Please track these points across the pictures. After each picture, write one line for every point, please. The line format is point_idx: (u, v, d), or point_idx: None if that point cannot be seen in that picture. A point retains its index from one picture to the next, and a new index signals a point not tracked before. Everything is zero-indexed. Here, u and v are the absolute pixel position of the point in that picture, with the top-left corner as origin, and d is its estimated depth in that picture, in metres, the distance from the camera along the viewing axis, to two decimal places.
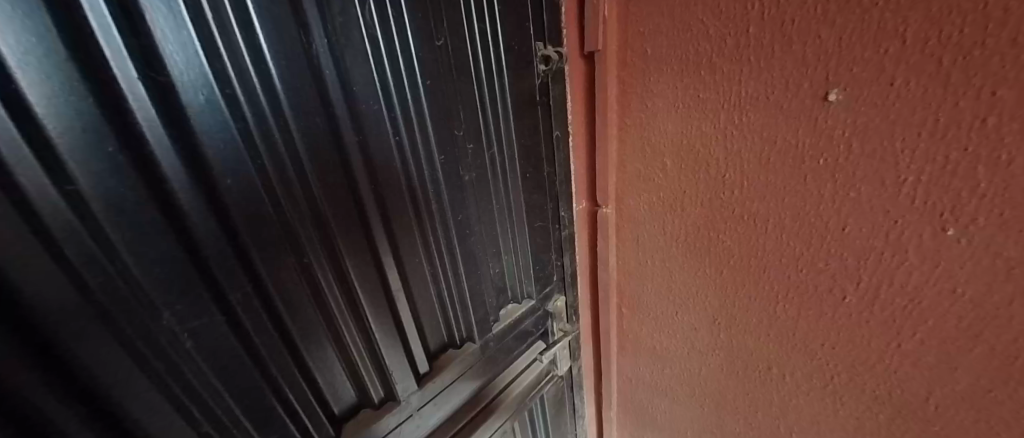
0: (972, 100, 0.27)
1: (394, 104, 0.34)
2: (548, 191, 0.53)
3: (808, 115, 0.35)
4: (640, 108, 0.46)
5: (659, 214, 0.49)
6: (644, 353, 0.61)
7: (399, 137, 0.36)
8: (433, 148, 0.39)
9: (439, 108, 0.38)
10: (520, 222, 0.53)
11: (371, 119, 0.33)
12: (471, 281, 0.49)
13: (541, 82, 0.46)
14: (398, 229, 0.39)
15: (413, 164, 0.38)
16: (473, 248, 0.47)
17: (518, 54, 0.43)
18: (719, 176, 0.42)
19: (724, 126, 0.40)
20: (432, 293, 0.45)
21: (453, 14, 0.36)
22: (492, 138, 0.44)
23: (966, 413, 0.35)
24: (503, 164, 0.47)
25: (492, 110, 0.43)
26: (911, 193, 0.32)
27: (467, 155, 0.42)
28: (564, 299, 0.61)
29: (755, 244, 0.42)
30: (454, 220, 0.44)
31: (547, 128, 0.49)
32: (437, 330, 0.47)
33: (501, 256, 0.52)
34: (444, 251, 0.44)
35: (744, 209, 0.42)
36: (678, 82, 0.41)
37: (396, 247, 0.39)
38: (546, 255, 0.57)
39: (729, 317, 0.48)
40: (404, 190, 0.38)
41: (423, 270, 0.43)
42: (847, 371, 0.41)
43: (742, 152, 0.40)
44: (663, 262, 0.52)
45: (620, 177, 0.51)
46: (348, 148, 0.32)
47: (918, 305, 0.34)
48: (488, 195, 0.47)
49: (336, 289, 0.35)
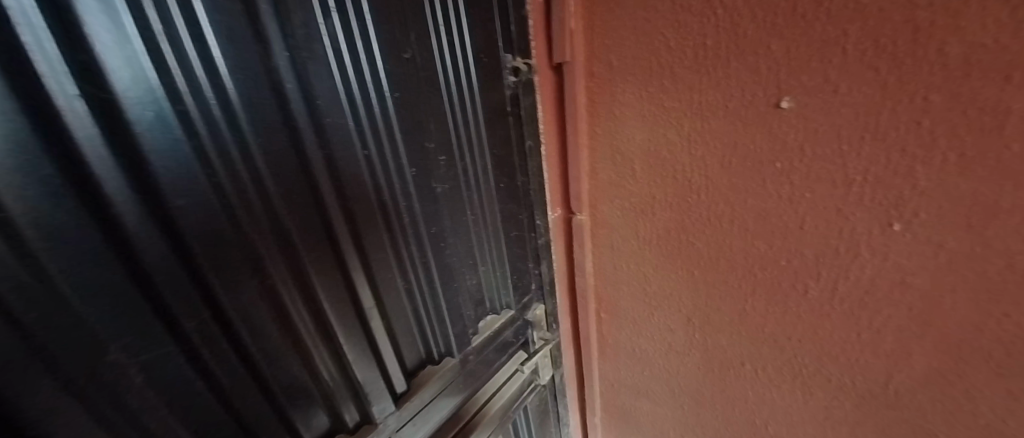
0: (907, 105, 0.30)
1: (363, 118, 0.34)
2: (523, 201, 0.53)
3: (763, 121, 0.37)
4: (608, 117, 0.47)
5: (632, 219, 0.50)
6: (623, 356, 0.61)
7: (368, 151, 0.35)
8: (403, 160, 0.38)
9: (410, 120, 0.38)
10: (496, 233, 0.52)
11: (338, 133, 0.32)
12: (447, 294, 0.48)
13: (512, 92, 0.47)
14: (369, 244, 0.38)
15: (384, 178, 0.37)
16: (449, 261, 0.47)
17: (487, 66, 0.44)
18: (685, 181, 0.44)
19: (688, 133, 0.42)
20: (409, 308, 0.44)
21: (423, 27, 0.36)
22: (465, 149, 0.44)
23: (923, 397, 0.37)
24: (476, 175, 0.47)
25: (464, 121, 0.43)
26: (859, 192, 0.34)
27: (439, 167, 0.42)
28: (543, 307, 0.62)
29: (723, 245, 0.44)
30: (428, 233, 0.43)
31: (519, 138, 0.50)
32: (414, 347, 0.46)
33: (477, 268, 0.51)
34: (418, 264, 0.43)
35: (710, 212, 0.43)
36: (643, 92, 0.43)
37: (368, 263, 0.38)
38: (524, 263, 0.57)
39: (703, 317, 0.49)
40: (374, 205, 0.37)
41: (397, 285, 0.42)
42: (813, 363, 0.42)
43: (705, 158, 0.41)
44: (637, 266, 0.53)
45: (592, 184, 0.52)
46: (314, 163, 0.31)
47: (873, 297, 0.36)
48: (463, 207, 0.46)
49: (303, 310, 0.34)
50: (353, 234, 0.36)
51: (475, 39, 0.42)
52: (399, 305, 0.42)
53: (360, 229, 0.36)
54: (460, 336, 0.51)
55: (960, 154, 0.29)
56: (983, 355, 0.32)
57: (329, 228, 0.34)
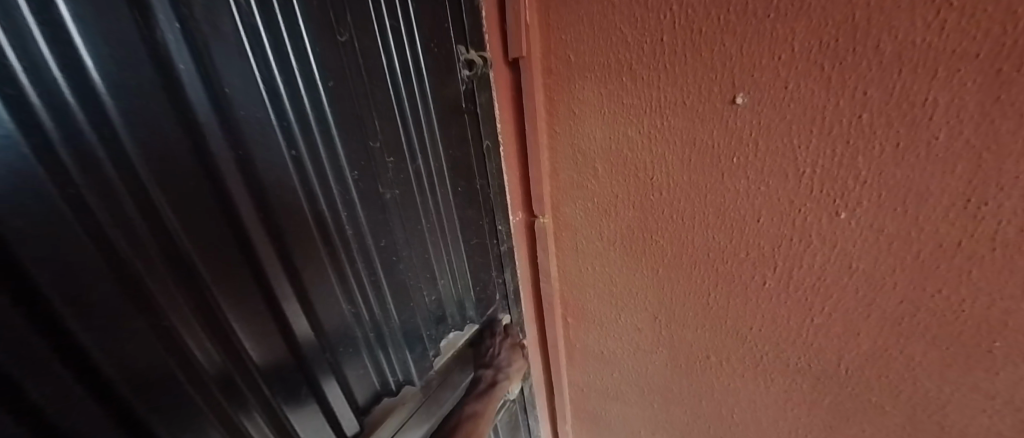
0: (849, 100, 0.31)
1: (287, 111, 0.28)
2: (483, 205, 0.50)
3: (719, 117, 0.37)
4: (567, 115, 0.44)
5: (595, 220, 0.48)
6: (592, 360, 0.58)
7: (296, 151, 0.29)
8: (343, 163, 0.32)
9: (351, 117, 0.32)
10: (455, 241, 0.48)
11: (256, 129, 0.26)
12: (402, 315, 0.42)
13: (466, 88, 0.44)
14: (302, 265, 0.31)
15: (320, 185, 0.31)
16: (403, 276, 0.42)
17: (438, 57, 0.40)
18: (647, 179, 0.43)
19: (649, 130, 0.41)
20: (358, 337, 0.38)
21: (359, 10, 0.31)
22: (418, 150, 0.40)
23: (870, 373, 0.39)
24: (430, 178, 0.42)
25: (415, 121, 0.39)
26: (809, 183, 0.35)
27: (387, 170, 0.37)
28: (509, 318, 0.59)
29: (685, 242, 0.43)
30: (377, 246, 0.38)
31: (476, 137, 0.46)
32: (366, 379, 0.39)
33: (436, 281, 0.47)
34: (364, 284, 0.37)
35: (672, 209, 0.42)
36: (603, 89, 0.41)
37: (302, 289, 0.32)
38: (487, 273, 0.54)
39: (669, 314, 0.48)
40: (307, 220, 0.31)
41: (340, 310, 0.35)
42: (773, 350, 0.43)
43: (666, 154, 0.41)
44: (603, 267, 0.50)
45: (553, 185, 0.48)
46: (224, 167, 0.25)
47: (824, 281, 0.38)
48: (417, 213, 0.41)
49: (214, 357, 0.27)
50: (279, 255, 0.30)
51: (423, 30, 0.38)
52: (346, 335, 0.36)
53: (289, 249, 0.30)
54: (418, 363, 0.46)
55: (895, 145, 0.31)
56: (919, 328, 0.35)
57: (246, 250, 0.27)
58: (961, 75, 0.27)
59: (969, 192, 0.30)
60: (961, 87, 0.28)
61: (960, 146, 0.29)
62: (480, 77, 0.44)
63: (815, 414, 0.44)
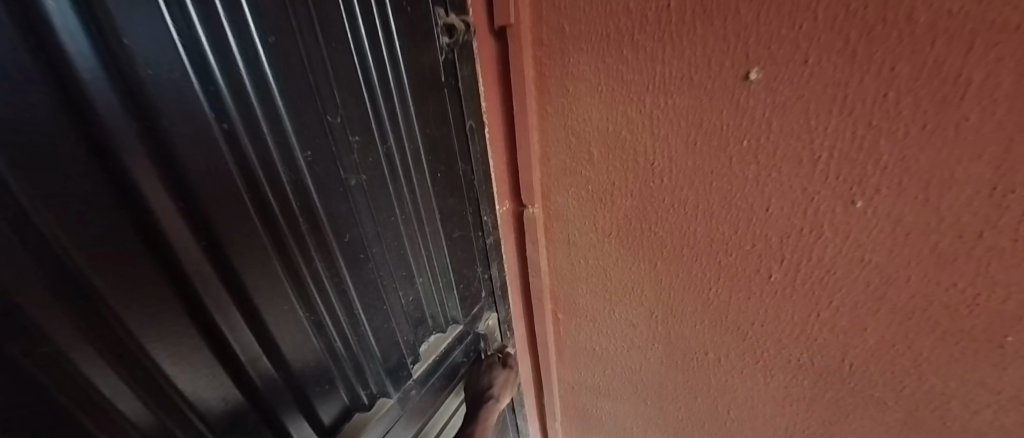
0: (874, 77, 0.28)
1: (216, 75, 0.22)
2: (466, 194, 0.45)
3: (730, 96, 0.33)
4: (560, 93, 0.40)
5: (588, 209, 0.43)
6: (583, 357, 0.55)
7: (230, 125, 0.23)
8: (293, 141, 0.27)
9: (302, 89, 0.27)
10: (436, 233, 0.43)
11: (171, 97, 0.20)
12: (374, 320, 0.38)
13: (445, 58, 0.38)
14: (245, 268, 0.26)
15: (264, 171, 0.26)
16: (373, 275, 0.36)
17: (412, 21, 0.34)
18: (646, 164, 0.38)
19: (651, 110, 0.36)
20: (319, 349, 0.33)
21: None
22: (389, 131, 0.35)
23: (875, 368, 0.38)
24: (405, 162, 0.37)
25: (385, 96, 0.33)
26: (825, 169, 0.32)
27: (352, 151, 0.31)
28: (496, 316, 0.54)
29: (687, 233, 0.39)
30: (342, 243, 0.32)
31: (458, 117, 0.41)
32: (331, 394, 0.35)
33: (414, 280, 0.42)
34: (326, 287, 0.32)
35: (674, 197, 0.38)
36: (600, 64, 0.37)
37: (246, 298, 0.27)
38: (471, 268, 0.49)
39: (667, 310, 0.44)
40: (250, 214, 0.26)
41: (296, 318, 0.30)
42: (775, 347, 0.41)
43: (669, 136, 0.36)
44: (596, 260, 0.45)
45: (544, 172, 0.44)
46: (127, 146, 0.19)
47: (834, 275, 0.35)
48: (389, 203, 0.36)
49: (119, 385, 0.21)
50: (212, 258, 0.24)
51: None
52: (305, 350, 0.32)
53: (225, 250, 0.25)
54: (394, 372, 0.41)
55: (921, 126, 0.28)
56: (930, 323, 0.34)
57: (165, 254, 0.22)
58: (999, 49, 0.24)
59: (995, 179, 0.27)
60: (997, 62, 0.24)
61: (991, 129, 0.26)
62: (462, 46, 0.38)
63: (814, 409, 0.43)
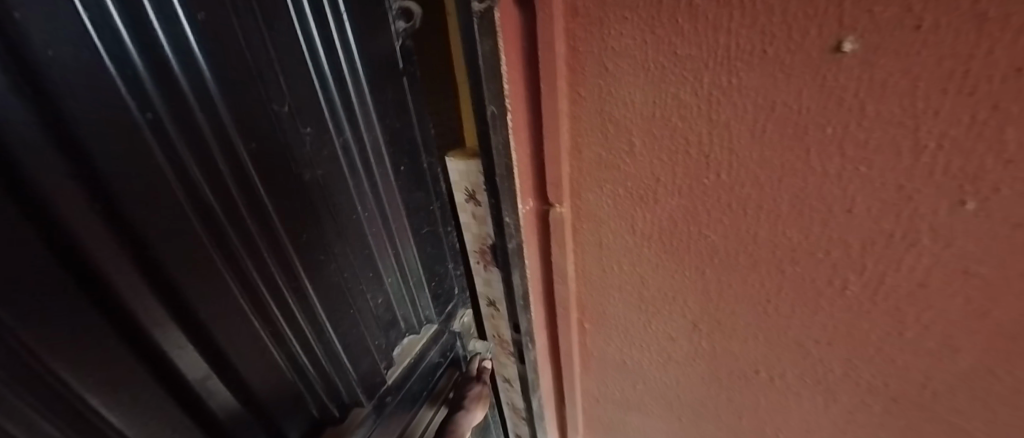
0: (1008, 47, 0.20)
1: (131, 55, 0.20)
2: (431, 188, 0.46)
3: (814, 72, 0.26)
4: (597, 73, 0.33)
5: (626, 209, 0.37)
6: (610, 369, 0.50)
7: (154, 113, 0.22)
8: (230, 129, 0.26)
9: (238, 70, 0.26)
10: (403, 228, 0.45)
11: (89, 89, 0.18)
12: (338, 324, 0.39)
13: (402, 44, 0.38)
14: (193, 280, 0.26)
15: (202, 170, 0.25)
16: (335, 277, 0.38)
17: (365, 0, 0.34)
18: (700, 156, 0.32)
19: (709, 92, 0.30)
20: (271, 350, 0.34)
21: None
22: (344, 115, 0.35)
23: (963, 394, 0.33)
24: (361, 151, 0.37)
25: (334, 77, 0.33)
26: (930, 163, 0.26)
27: (305, 142, 0.32)
28: (469, 313, 0.59)
29: (744, 237, 0.34)
30: (301, 246, 0.33)
31: (416, 107, 0.42)
32: (283, 393, 0.36)
33: (382, 280, 0.44)
34: (283, 293, 0.33)
35: (732, 196, 0.33)
36: (647, 36, 0.30)
37: (194, 318, 0.27)
38: (443, 265, 0.52)
39: (713, 323, 0.39)
40: (196, 230, 0.25)
41: (249, 331, 0.31)
42: (842, 367, 0.36)
43: (730, 123, 0.30)
44: (631, 267, 0.40)
45: (574, 166, 0.38)
46: (29, 147, 0.17)
47: (925, 289, 0.30)
48: (350, 198, 0.37)
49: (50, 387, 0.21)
50: (155, 282, 0.24)
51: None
52: (259, 363, 0.33)
53: (169, 274, 0.25)
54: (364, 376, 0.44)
55: None
56: None
57: (82, 260, 0.20)
58: None
59: None
60: None
61: None
62: (480, 15, 0.31)
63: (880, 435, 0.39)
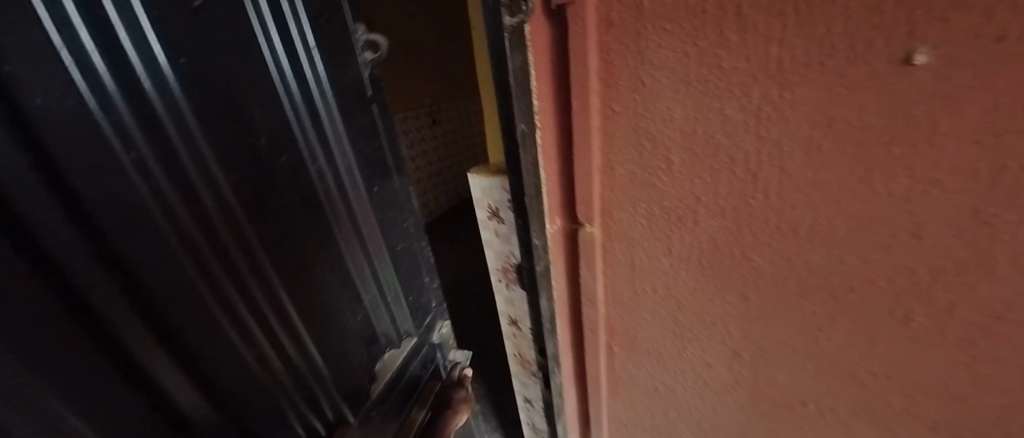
0: None
1: (114, 98, 0.29)
2: (409, 206, 0.65)
3: (877, 86, 0.22)
4: (632, 86, 0.31)
5: (661, 229, 0.35)
6: (640, 394, 0.47)
7: (136, 152, 0.31)
8: (219, 167, 0.38)
9: (209, 93, 0.36)
10: (380, 249, 0.61)
11: (69, 137, 0.27)
12: (324, 329, 0.53)
13: (368, 71, 0.54)
14: (164, 300, 0.35)
15: (181, 201, 0.35)
16: (305, 285, 0.49)
17: (331, 34, 0.48)
18: (746, 175, 0.30)
19: (757, 108, 0.28)
20: (252, 356, 0.44)
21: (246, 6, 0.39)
22: (319, 150, 0.49)
23: None
24: (345, 175, 0.53)
25: (305, 105, 0.46)
26: (1012, 188, 0.21)
27: (282, 167, 0.45)
28: (446, 325, 0.80)
29: (794, 262, 0.31)
30: (284, 266, 0.47)
31: (382, 125, 0.58)
32: (268, 390, 0.46)
33: (361, 299, 0.59)
34: (261, 306, 0.44)
35: (782, 218, 0.30)
36: (689, 47, 0.28)
37: (177, 339, 0.36)
38: (419, 278, 0.70)
39: (756, 350, 0.36)
40: (182, 271, 0.36)
41: (209, 334, 0.39)
42: (902, 402, 0.33)
43: (782, 142, 0.28)
44: (666, 290, 0.37)
45: (606, 185, 0.36)
46: (25, 201, 0.25)
47: (1004, 326, 0.26)
48: (326, 223, 0.51)
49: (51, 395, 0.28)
50: (135, 303, 0.33)
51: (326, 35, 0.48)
52: (234, 374, 0.42)
53: (148, 294, 0.33)
54: (315, 371, 0.52)
55: None
56: None
57: (66, 290, 0.28)
58: None
59: None
60: None
61: None
62: (512, 30, 0.30)
63: None
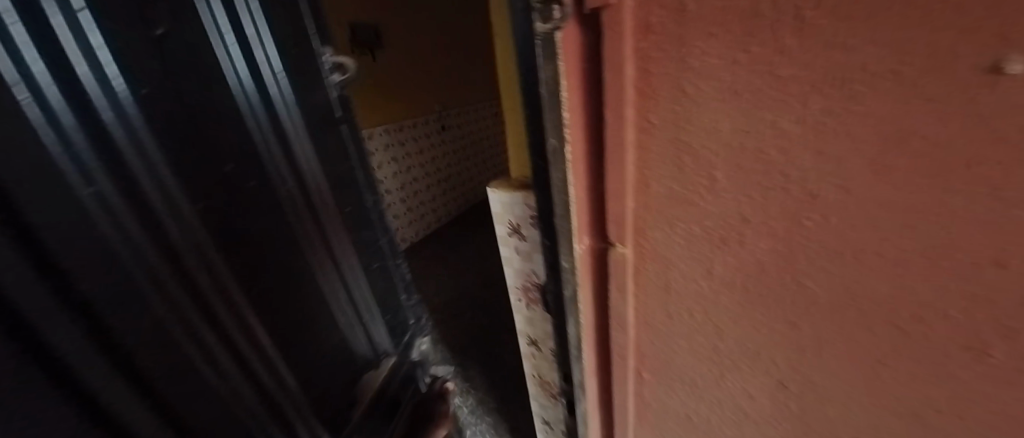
0: None
1: (72, 139, 0.28)
2: (377, 227, 0.62)
3: (960, 99, 0.19)
4: (672, 97, 0.29)
5: (700, 251, 0.32)
6: (671, 422, 0.44)
7: (96, 187, 0.30)
8: (199, 214, 0.38)
9: (193, 137, 0.37)
10: (356, 273, 0.60)
11: (39, 198, 0.26)
12: (303, 363, 0.53)
13: (338, 92, 0.53)
14: (154, 360, 0.35)
15: (168, 261, 0.36)
16: (288, 317, 0.50)
17: (298, 58, 0.47)
18: (802, 194, 0.27)
19: (816, 121, 0.24)
20: (243, 395, 0.45)
21: (207, 29, 0.38)
22: (293, 174, 0.48)
23: None
24: (320, 194, 0.52)
25: (272, 129, 0.45)
26: None
27: (254, 192, 0.44)
28: (425, 342, 0.80)
29: (853, 289, 0.28)
30: (270, 305, 0.47)
31: (351, 143, 0.56)
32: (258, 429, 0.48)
33: (337, 325, 0.58)
34: (254, 347, 0.46)
35: (841, 242, 0.27)
36: (739, 54, 0.25)
37: (163, 402, 0.37)
38: (394, 298, 0.69)
39: (804, 380, 0.34)
40: (173, 331, 0.37)
41: (179, 366, 0.38)
42: None
43: (845, 160, 0.24)
44: (705, 315, 0.35)
45: (641, 202, 0.33)
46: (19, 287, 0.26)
47: None
48: (303, 254, 0.51)
49: None
50: (123, 374, 0.33)
51: (297, 60, 0.47)
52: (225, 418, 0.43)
53: (137, 362, 0.34)
54: (288, 401, 0.51)
55: None
56: None
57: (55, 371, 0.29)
58: None
59: None
60: None
61: None
62: (545, 37, 0.28)
63: None
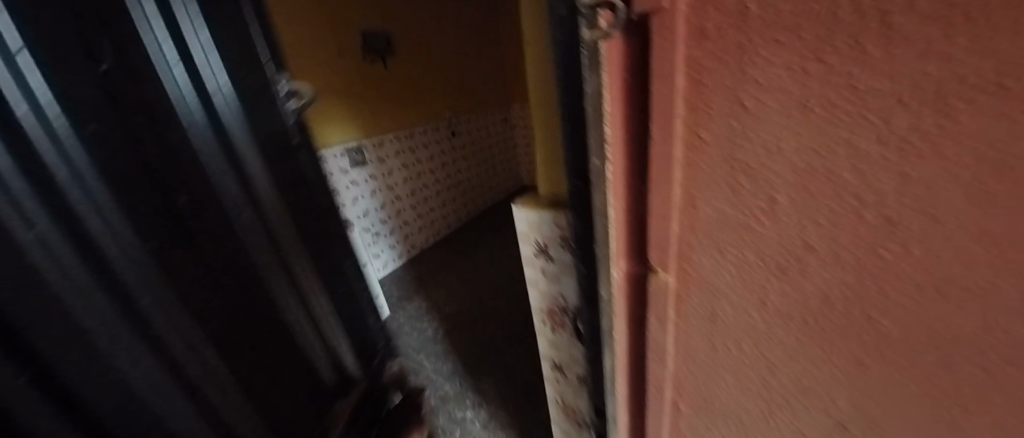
0: None
1: (52, 214, 0.52)
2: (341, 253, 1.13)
3: None
4: (728, 110, 0.25)
5: (751, 281, 0.30)
6: None
7: (37, 232, 0.50)
8: (143, 245, 0.63)
9: (160, 186, 0.67)
10: (313, 289, 1.00)
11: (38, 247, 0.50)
12: (206, 352, 0.72)
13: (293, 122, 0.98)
14: (95, 361, 0.56)
15: (109, 277, 0.58)
16: (215, 305, 0.75)
17: (253, 105, 0.86)
18: (879, 223, 0.23)
19: (904, 140, 0.20)
20: (206, 359, 0.73)
21: (168, 82, 0.69)
22: (258, 186, 0.86)
23: None
24: (254, 225, 0.84)
25: (221, 144, 0.78)
26: None
27: (196, 226, 0.73)
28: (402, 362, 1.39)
29: (938, 331, 0.24)
30: (211, 305, 0.74)
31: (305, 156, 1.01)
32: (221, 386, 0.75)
33: (319, 342, 1.01)
34: (196, 331, 0.71)
35: (925, 279, 0.23)
36: (811, 63, 0.21)
37: (130, 382, 0.60)
38: (357, 320, 1.16)
39: (869, 422, 0.31)
40: (109, 323, 0.58)
41: (80, 352, 0.54)
42: None
43: (936, 185, 0.20)
44: (755, 349, 0.32)
45: (687, 225, 0.30)
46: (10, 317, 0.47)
47: None
48: (247, 267, 0.83)
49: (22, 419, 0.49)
50: (41, 384, 0.51)
51: (240, 91, 0.82)
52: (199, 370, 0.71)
53: (42, 365, 0.50)
54: (196, 376, 0.71)
55: None
56: None
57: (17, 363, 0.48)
58: None
59: None
60: None
61: None
62: (589, 49, 0.27)
63: None
